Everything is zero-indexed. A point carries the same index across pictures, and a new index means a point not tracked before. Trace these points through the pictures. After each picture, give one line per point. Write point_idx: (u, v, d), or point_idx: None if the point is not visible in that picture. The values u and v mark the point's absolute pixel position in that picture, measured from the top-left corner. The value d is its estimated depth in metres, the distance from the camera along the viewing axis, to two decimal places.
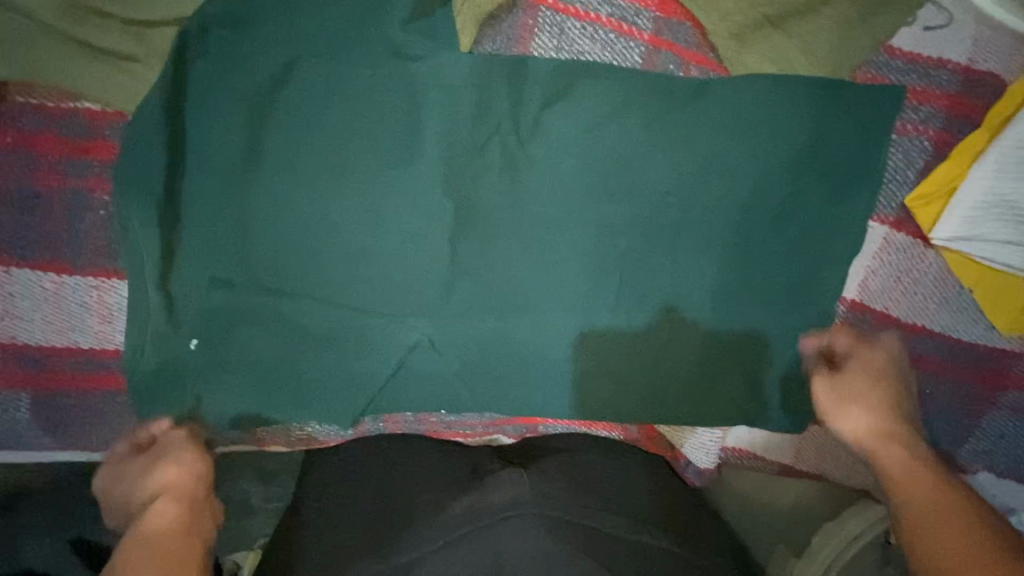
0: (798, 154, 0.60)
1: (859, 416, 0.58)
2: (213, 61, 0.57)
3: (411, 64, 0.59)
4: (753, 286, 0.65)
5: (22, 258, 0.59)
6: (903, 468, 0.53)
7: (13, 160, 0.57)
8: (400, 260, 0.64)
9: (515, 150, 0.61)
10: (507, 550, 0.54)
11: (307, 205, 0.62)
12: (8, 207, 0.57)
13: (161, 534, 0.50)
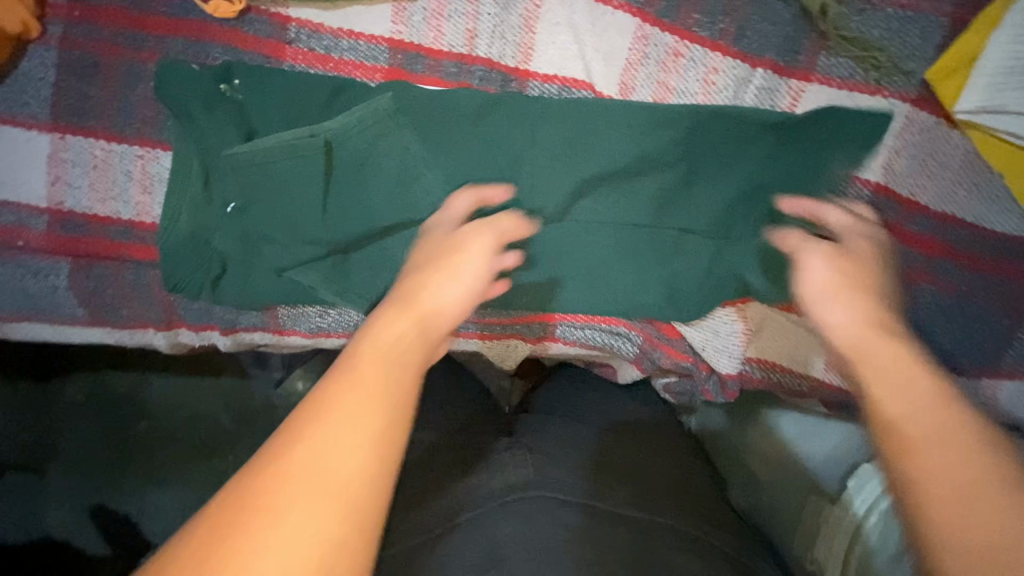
0: (809, 28, 0.62)
1: (886, 389, 0.41)
2: None
3: None
4: (765, 166, 0.63)
5: (79, 125, 0.63)
6: (889, 392, 0.41)
7: (78, 33, 0.62)
8: (392, 141, 0.63)
9: (522, 27, 0.64)
10: (501, 538, 0.48)
11: (313, 83, 0.63)
12: (69, 77, 0.62)
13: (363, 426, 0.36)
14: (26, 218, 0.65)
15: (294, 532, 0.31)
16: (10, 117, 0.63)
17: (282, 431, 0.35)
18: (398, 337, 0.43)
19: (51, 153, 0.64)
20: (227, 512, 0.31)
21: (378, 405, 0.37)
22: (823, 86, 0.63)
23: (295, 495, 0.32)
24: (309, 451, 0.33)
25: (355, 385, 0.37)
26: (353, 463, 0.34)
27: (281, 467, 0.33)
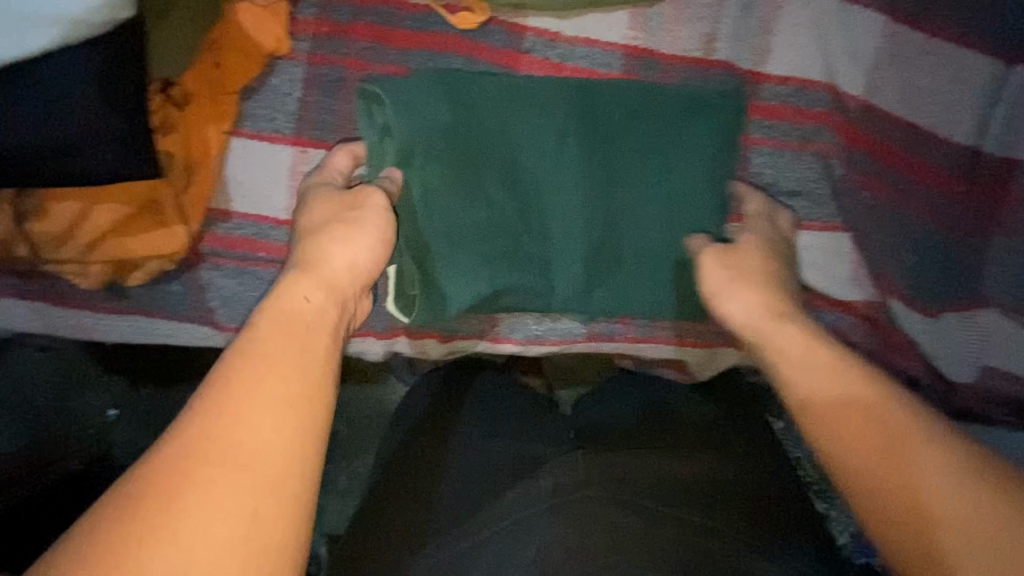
0: None
1: (824, 393, 0.48)
2: None
3: None
4: None
5: (321, 138, 0.65)
6: (835, 420, 0.46)
7: (326, 48, 0.63)
8: (587, 154, 0.65)
9: (763, 28, 0.63)
10: (551, 539, 0.43)
11: (520, 96, 0.63)
12: (315, 92, 0.64)
13: (255, 407, 0.39)
14: (265, 229, 0.67)
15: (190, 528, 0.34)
16: (256, 131, 0.64)
17: (212, 381, 0.41)
18: (301, 304, 0.49)
19: (292, 165, 0.65)
20: (153, 478, 0.36)
21: (295, 376, 0.42)
22: None
23: (208, 471, 0.36)
24: (213, 422, 0.38)
25: (277, 369, 0.42)
26: (263, 444, 0.38)
27: (196, 442, 0.37)
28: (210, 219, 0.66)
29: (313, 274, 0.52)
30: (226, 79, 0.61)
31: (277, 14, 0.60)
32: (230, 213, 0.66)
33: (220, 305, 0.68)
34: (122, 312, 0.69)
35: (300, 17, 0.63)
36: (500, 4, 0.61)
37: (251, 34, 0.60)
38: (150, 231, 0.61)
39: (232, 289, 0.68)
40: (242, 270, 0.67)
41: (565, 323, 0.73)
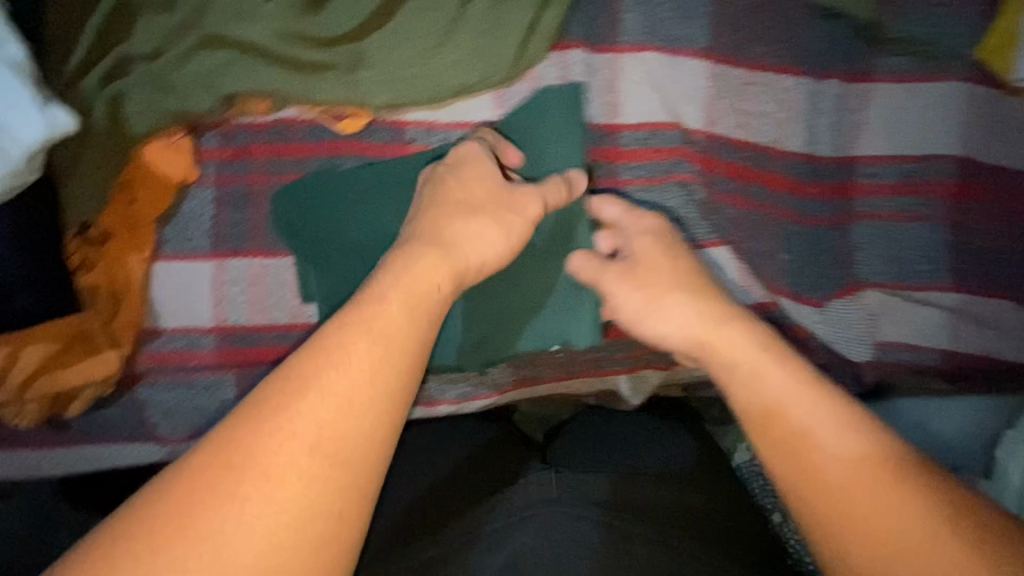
0: (860, 41, 0.69)
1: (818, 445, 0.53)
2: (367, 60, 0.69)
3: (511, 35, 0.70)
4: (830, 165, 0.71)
5: (237, 248, 0.71)
6: (796, 447, 0.54)
7: (231, 170, 0.70)
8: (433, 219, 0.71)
9: (609, 89, 0.72)
10: (524, 548, 0.55)
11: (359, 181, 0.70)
12: (227, 209, 0.70)
13: (338, 394, 0.47)
14: (195, 339, 0.71)
15: (264, 494, 0.43)
16: (176, 253, 0.70)
17: (286, 375, 0.48)
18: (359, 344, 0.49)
19: (214, 276, 0.71)
20: (232, 443, 0.45)
21: (377, 373, 0.49)
22: (887, 83, 0.70)
23: (284, 463, 0.44)
24: (281, 433, 0.45)
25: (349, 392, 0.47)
26: (329, 435, 0.45)
27: (276, 440, 0.45)
28: (142, 339, 0.71)
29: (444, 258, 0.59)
30: (141, 212, 0.68)
31: (183, 149, 0.68)
32: (162, 331, 0.71)
33: (160, 419, 0.72)
34: (67, 444, 0.72)
35: (205, 148, 0.70)
36: (377, 107, 0.70)
37: (161, 171, 0.68)
38: (85, 361, 0.66)
39: (170, 401, 0.72)
40: (176, 381, 0.71)
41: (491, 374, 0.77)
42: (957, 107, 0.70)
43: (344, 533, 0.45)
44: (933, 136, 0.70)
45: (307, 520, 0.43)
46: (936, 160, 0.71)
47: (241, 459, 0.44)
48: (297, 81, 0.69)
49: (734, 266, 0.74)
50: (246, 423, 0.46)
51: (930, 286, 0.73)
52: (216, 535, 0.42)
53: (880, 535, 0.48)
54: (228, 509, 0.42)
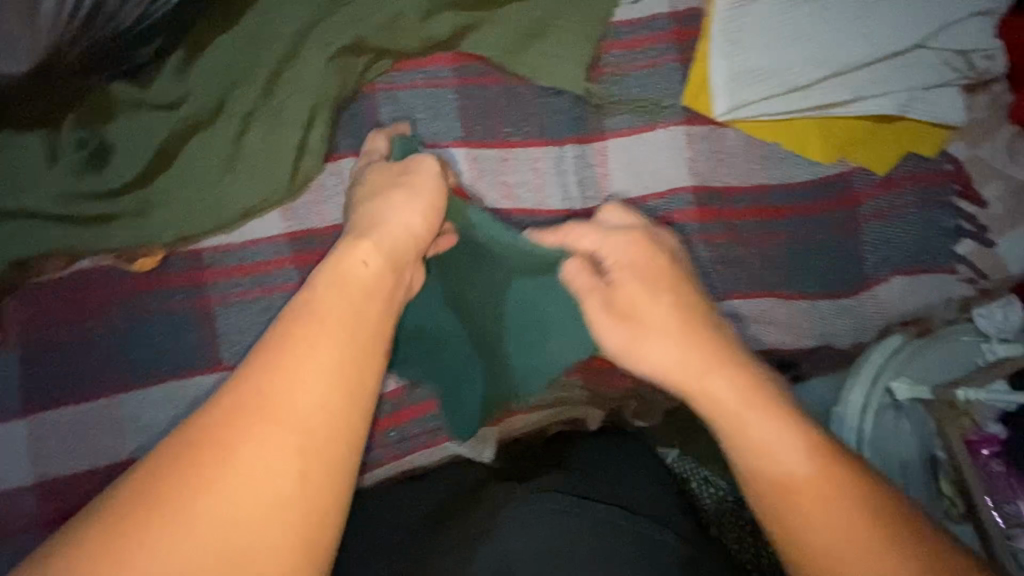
0: (584, 108, 0.81)
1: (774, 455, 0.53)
2: (155, 201, 0.76)
3: (283, 156, 0.78)
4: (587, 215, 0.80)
5: (53, 400, 0.75)
6: (755, 464, 0.54)
7: (42, 326, 0.75)
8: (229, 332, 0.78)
9: None
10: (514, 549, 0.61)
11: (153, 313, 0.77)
12: (40, 364, 0.75)
13: (306, 362, 0.49)
14: (25, 496, 0.73)
15: (225, 498, 0.43)
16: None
17: (259, 350, 0.50)
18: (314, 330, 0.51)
19: (34, 431, 0.74)
20: (202, 442, 0.46)
21: (338, 340, 0.51)
22: (617, 138, 0.81)
23: (263, 427, 0.46)
24: (266, 387, 0.47)
25: (320, 379, 0.48)
26: (316, 403, 0.47)
27: (233, 417, 0.46)
28: None
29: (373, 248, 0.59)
30: None
31: None
32: None
33: None
34: None
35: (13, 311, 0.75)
36: (167, 243, 0.77)
37: None
38: None
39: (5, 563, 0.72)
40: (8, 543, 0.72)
41: None
42: (681, 145, 0.81)
43: (323, 532, 0.45)
44: (669, 171, 0.81)
45: (266, 522, 0.43)
46: (678, 191, 0.81)
47: (240, 412, 0.46)
48: (93, 232, 0.75)
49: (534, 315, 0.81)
50: (201, 435, 0.46)
51: (705, 299, 0.82)
52: (160, 548, 0.41)
53: (843, 550, 0.49)
54: (178, 518, 0.42)
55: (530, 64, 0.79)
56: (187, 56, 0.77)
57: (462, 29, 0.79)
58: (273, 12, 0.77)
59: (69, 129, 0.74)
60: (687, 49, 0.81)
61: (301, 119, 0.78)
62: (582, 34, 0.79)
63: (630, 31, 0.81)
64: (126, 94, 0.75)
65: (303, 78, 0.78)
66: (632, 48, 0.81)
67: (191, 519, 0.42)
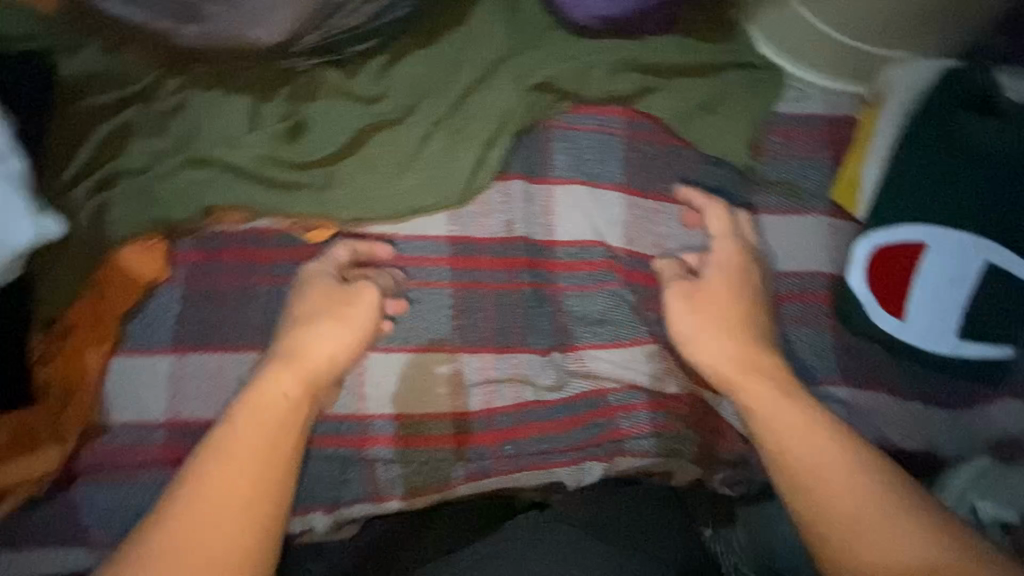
0: (740, 180, 0.87)
1: (775, 416, 0.67)
2: (340, 180, 0.81)
3: (463, 165, 0.84)
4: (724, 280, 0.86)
5: (200, 345, 0.75)
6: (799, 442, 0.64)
7: (202, 272, 0.76)
8: (380, 315, 0.80)
9: (547, 210, 0.85)
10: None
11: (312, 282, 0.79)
12: (193, 309, 0.75)
13: (220, 478, 0.58)
14: (149, 437, 0.72)
15: (208, 512, 0.56)
16: (140, 351, 0.74)
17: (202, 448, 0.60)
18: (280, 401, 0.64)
19: (173, 373, 0.74)
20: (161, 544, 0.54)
21: (243, 476, 0.58)
22: (767, 214, 0.87)
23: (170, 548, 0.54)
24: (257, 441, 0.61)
25: (248, 430, 0.61)
26: (232, 492, 0.57)
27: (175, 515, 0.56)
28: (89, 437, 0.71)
29: (336, 321, 0.71)
30: (107, 311, 0.72)
31: (157, 253, 0.74)
32: (108, 428, 0.71)
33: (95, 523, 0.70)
34: None
35: (180, 251, 0.76)
36: (344, 221, 0.81)
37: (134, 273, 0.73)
38: (23, 457, 0.67)
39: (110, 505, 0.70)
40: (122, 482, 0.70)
41: (443, 469, 0.79)
42: (825, 234, 0.87)
43: None
44: (810, 254, 0.86)
45: None
46: (815, 274, 0.86)
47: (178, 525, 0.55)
48: (276, 194, 0.78)
49: (660, 360, 0.84)
50: (199, 456, 0.60)
51: (822, 381, 0.86)
52: None
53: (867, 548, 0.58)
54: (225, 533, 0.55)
55: (697, 132, 0.87)
56: (390, 59, 0.86)
57: (640, 92, 0.88)
58: (479, 46, 0.88)
59: (280, 102, 0.81)
60: (834, 151, 0.90)
61: (484, 136, 0.85)
62: (747, 119, 0.88)
63: (787, 123, 0.90)
64: (335, 82, 0.83)
65: (493, 100, 0.86)
66: (787, 138, 0.89)
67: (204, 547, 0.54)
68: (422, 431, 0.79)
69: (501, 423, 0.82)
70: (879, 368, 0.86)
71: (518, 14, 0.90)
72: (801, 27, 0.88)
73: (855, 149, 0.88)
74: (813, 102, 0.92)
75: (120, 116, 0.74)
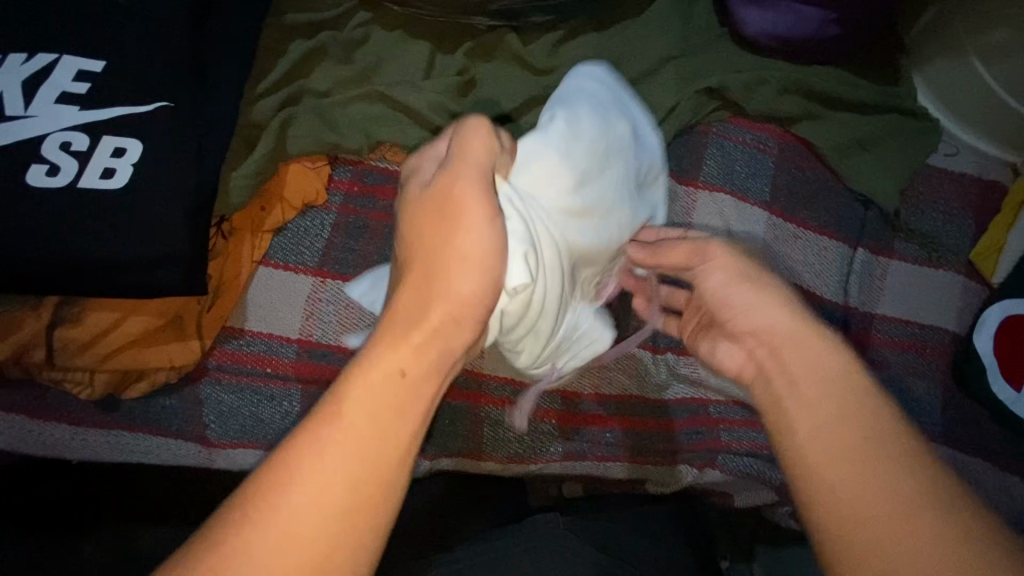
0: (876, 222, 0.88)
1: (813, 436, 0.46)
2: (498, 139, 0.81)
3: None
4: (848, 316, 0.86)
5: (340, 272, 0.76)
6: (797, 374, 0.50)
7: (355, 202, 0.78)
8: None
9: (688, 211, 0.86)
10: None
11: None
12: (340, 236, 0.77)
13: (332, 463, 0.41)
14: (277, 348, 0.73)
15: (337, 460, 0.41)
16: (283, 264, 0.75)
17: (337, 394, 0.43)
18: (394, 380, 0.44)
19: (311, 292, 0.75)
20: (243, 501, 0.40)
21: (369, 457, 0.42)
22: (903, 262, 0.87)
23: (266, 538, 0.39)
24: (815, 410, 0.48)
25: (372, 398, 0.43)
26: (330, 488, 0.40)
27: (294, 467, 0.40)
28: (222, 336, 0.71)
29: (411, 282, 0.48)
30: (266, 220, 0.73)
31: (319, 174, 0.76)
32: (243, 331, 0.72)
33: (212, 420, 0.71)
34: (104, 424, 0.68)
35: (337, 178, 0.78)
36: None
37: (295, 189, 0.74)
38: (171, 343, 0.67)
39: (228, 404, 0.71)
40: (243, 386, 0.71)
41: (543, 442, 0.79)
42: (957, 293, 0.87)
43: None
44: (937, 310, 0.86)
45: None
46: (938, 331, 0.86)
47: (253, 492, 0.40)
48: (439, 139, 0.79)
49: None
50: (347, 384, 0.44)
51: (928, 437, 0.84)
52: None
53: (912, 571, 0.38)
54: (281, 512, 0.39)
55: (850, 167, 0.88)
56: (564, 36, 0.87)
57: (800, 117, 0.88)
58: (652, 37, 0.88)
59: (459, 55, 0.83)
60: (979, 214, 0.89)
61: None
62: (900, 165, 0.88)
63: (935, 178, 0.90)
64: (512, 48, 0.84)
65: (659, 93, 0.87)
66: (931, 192, 0.90)
67: (277, 527, 0.39)
68: (530, 400, 0.79)
69: (606, 410, 0.81)
70: (988, 437, 0.85)
71: (692, 17, 0.91)
72: (975, 84, 0.87)
73: (1000, 216, 0.88)
74: (966, 163, 0.91)
75: (314, 38, 0.77)
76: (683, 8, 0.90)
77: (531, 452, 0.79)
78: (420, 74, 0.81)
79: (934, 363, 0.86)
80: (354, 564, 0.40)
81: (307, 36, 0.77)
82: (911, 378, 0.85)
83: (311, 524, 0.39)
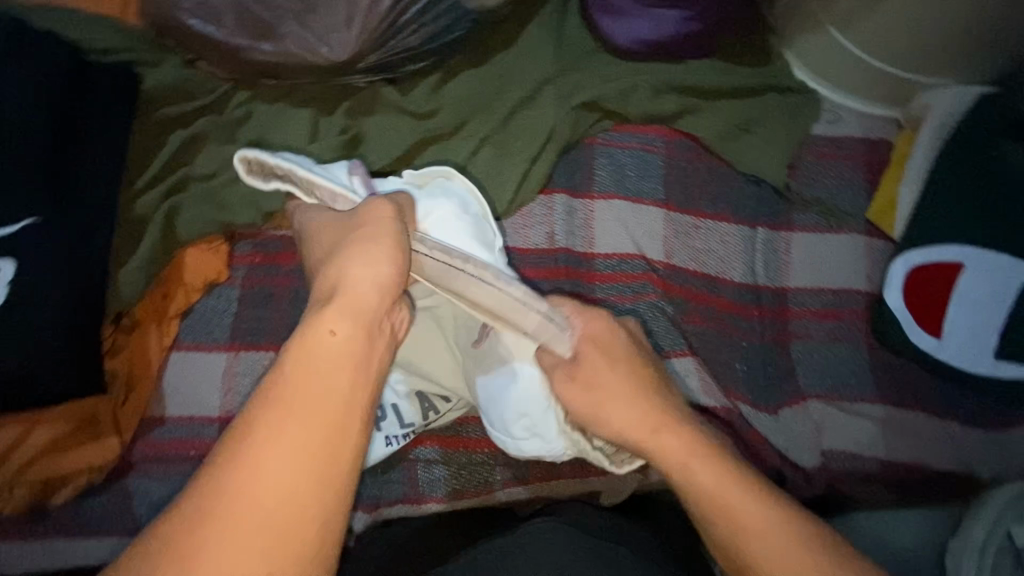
0: (771, 199, 0.91)
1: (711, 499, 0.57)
2: None
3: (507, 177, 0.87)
4: (760, 295, 0.87)
5: (252, 343, 0.77)
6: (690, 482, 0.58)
7: (259, 272, 0.80)
8: None
9: (586, 221, 0.88)
10: None
11: None
12: (249, 308, 0.79)
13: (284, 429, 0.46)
14: (199, 429, 0.74)
15: (284, 426, 0.47)
16: (195, 346, 0.77)
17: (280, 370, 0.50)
18: (329, 340, 0.51)
19: (226, 368, 0.76)
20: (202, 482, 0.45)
21: (315, 420, 0.47)
22: (804, 233, 0.89)
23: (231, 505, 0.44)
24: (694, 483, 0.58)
25: (309, 366, 0.50)
26: (283, 456, 0.46)
27: (249, 440, 0.46)
28: (143, 428, 0.73)
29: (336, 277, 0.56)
30: (170, 307, 0.75)
31: (217, 253, 0.78)
32: (164, 419, 0.74)
33: (143, 511, 0.71)
34: (36, 534, 0.70)
35: (238, 253, 0.80)
36: None
37: (195, 272, 0.77)
38: (83, 445, 0.69)
39: (158, 494, 0.72)
40: (169, 474, 0.72)
41: (482, 473, 0.80)
42: (862, 255, 0.89)
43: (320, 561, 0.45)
44: (846, 273, 0.88)
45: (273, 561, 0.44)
46: (849, 293, 0.88)
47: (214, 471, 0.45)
48: None
49: (700, 374, 0.83)
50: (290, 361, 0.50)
51: (863, 399, 0.85)
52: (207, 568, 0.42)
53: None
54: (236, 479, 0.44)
55: (736, 151, 0.90)
56: (442, 78, 0.90)
57: (680, 113, 0.91)
58: (524, 62, 0.91)
59: (340, 115, 0.86)
60: (868, 175, 0.92)
61: (530, 152, 0.88)
62: (783, 140, 0.91)
63: (822, 147, 0.93)
64: (391, 99, 0.87)
65: (540, 116, 0.89)
66: (820, 161, 0.92)
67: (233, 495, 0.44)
68: (461, 434, 0.81)
69: None
70: (920, 387, 0.85)
71: (564, 38, 0.94)
72: (841, 54, 0.90)
73: (890, 173, 0.91)
74: (849, 128, 0.94)
75: (193, 126, 0.80)
76: (553, 30, 0.92)
77: (471, 486, 0.80)
78: (303, 138, 0.84)
79: (852, 324, 0.87)
80: (308, 517, 0.45)
81: (187, 124, 0.81)
82: (834, 343, 0.87)
83: (265, 491, 0.44)
